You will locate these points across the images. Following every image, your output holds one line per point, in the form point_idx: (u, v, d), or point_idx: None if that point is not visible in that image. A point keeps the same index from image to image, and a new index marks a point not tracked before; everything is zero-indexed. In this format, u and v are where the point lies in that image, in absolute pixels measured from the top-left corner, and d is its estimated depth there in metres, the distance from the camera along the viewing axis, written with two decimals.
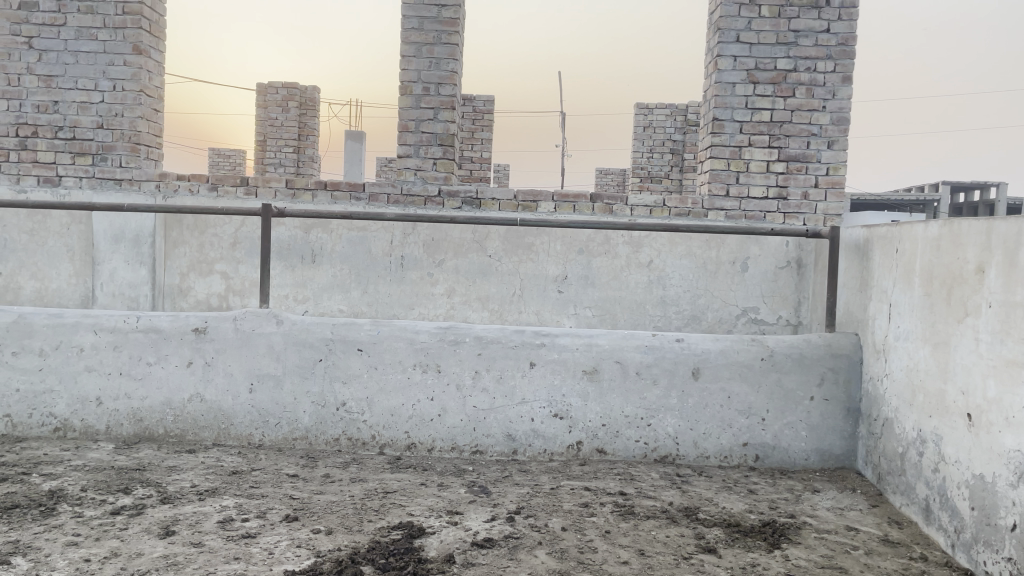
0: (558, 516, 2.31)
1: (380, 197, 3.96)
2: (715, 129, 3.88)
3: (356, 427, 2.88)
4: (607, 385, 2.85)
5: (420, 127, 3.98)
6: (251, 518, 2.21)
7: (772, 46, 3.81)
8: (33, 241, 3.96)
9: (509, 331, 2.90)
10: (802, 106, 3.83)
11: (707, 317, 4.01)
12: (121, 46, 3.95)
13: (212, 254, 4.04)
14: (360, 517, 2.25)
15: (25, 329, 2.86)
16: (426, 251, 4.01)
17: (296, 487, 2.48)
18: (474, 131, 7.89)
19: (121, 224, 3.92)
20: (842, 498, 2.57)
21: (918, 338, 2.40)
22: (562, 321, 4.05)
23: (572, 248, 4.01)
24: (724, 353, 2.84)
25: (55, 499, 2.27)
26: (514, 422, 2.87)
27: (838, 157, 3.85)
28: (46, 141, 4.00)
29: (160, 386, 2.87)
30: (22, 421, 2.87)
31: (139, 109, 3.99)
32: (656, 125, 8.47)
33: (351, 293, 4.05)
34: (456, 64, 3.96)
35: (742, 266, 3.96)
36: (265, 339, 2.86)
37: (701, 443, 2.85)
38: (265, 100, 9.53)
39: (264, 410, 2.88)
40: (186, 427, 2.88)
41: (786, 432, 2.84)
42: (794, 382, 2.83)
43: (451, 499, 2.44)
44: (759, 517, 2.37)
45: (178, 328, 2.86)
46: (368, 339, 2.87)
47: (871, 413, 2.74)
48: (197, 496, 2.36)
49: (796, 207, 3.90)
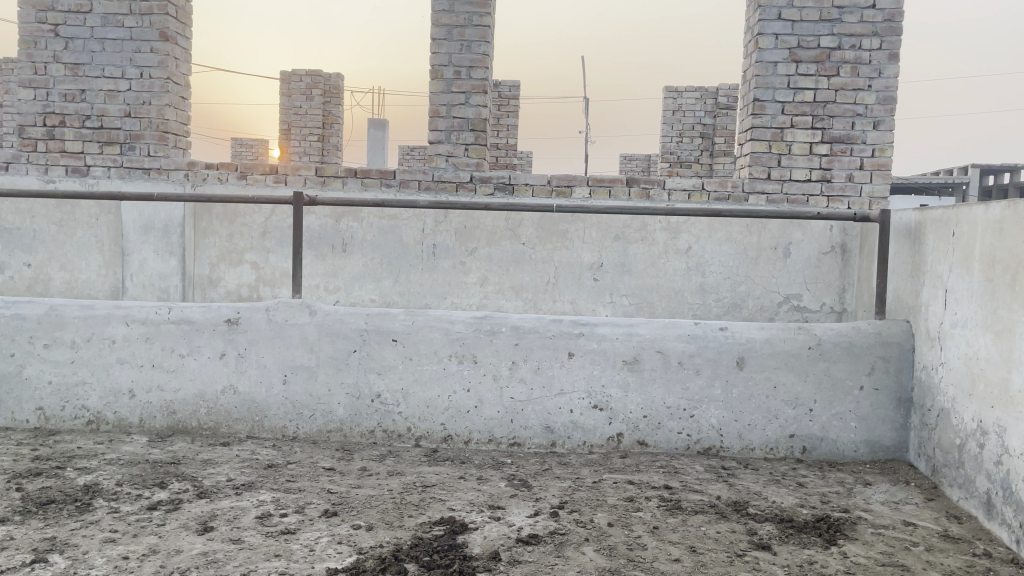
0: (603, 511, 2.24)
1: (411, 183, 3.90)
2: (756, 110, 3.77)
3: (391, 419, 2.82)
4: (648, 376, 2.77)
5: (451, 112, 3.91)
6: (290, 514, 2.15)
7: (815, 23, 3.70)
8: (62, 232, 3.93)
9: (547, 320, 2.82)
10: (847, 85, 3.71)
11: (747, 305, 3.91)
12: (148, 32, 3.90)
13: (242, 244, 4.00)
14: (400, 512, 2.19)
15: (57, 321, 2.82)
16: (458, 239, 3.94)
17: (333, 480, 2.43)
18: (500, 116, 7.82)
19: (150, 214, 3.88)
20: (896, 492, 2.48)
21: (977, 326, 2.30)
22: (597, 309, 3.97)
23: (607, 234, 3.92)
24: (770, 342, 2.74)
25: (90, 493, 2.23)
26: (553, 413, 2.80)
27: (884, 138, 3.72)
28: (74, 130, 3.96)
29: (193, 377, 2.83)
30: (55, 414, 2.85)
31: (167, 96, 3.94)
32: (684, 109, 8.37)
33: (382, 283, 3.99)
34: (488, 46, 3.87)
35: (784, 252, 3.86)
36: (298, 329, 2.81)
37: (746, 434, 2.77)
38: (288, 89, 9.48)
39: (298, 402, 2.83)
40: (220, 420, 2.84)
41: (835, 423, 2.75)
42: (842, 372, 2.73)
43: (492, 493, 2.37)
44: (812, 512, 2.28)
45: (211, 319, 2.81)
46: (403, 329, 2.80)
47: (924, 402, 2.64)
48: (233, 490, 2.31)
49: (840, 190, 3.78)
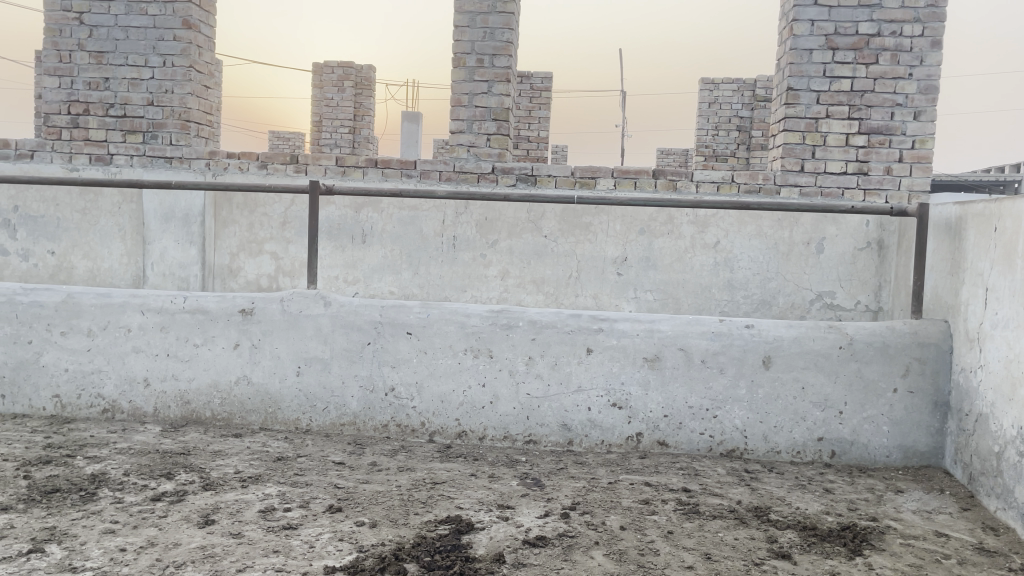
0: (617, 513, 2.15)
1: (432, 174, 3.83)
2: (789, 99, 3.64)
3: (405, 414, 2.77)
4: (670, 374, 2.67)
5: (474, 102, 3.84)
6: (294, 508, 2.11)
7: (854, 9, 3.55)
8: (86, 220, 3.96)
9: (566, 315, 2.74)
10: (886, 74, 3.56)
11: (778, 302, 3.79)
12: (171, 20, 3.90)
13: (262, 234, 3.98)
14: (406, 509, 2.13)
15: (73, 309, 2.82)
16: (478, 231, 3.88)
17: (342, 475, 2.38)
18: (531, 109, 7.74)
19: (171, 203, 3.89)
20: (929, 501, 2.35)
21: (1019, 327, 2.16)
22: (621, 305, 3.87)
23: (632, 227, 3.82)
24: (798, 340, 2.62)
25: (96, 483, 2.21)
26: (571, 411, 2.71)
27: (925, 129, 3.56)
28: (98, 119, 3.98)
29: (207, 367, 2.80)
30: (71, 401, 2.85)
31: (189, 85, 3.94)
32: (721, 101, 8.19)
33: (401, 275, 3.94)
34: (512, 33, 3.80)
35: (817, 247, 3.72)
36: (312, 321, 2.77)
37: (771, 436, 2.65)
38: (321, 80, 9.51)
39: (312, 394, 2.79)
40: (233, 411, 2.81)
41: (866, 427, 2.62)
42: (875, 373, 2.60)
43: (502, 492, 2.30)
44: (837, 520, 2.17)
45: (225, 309, 2.78)
46: (417, 322, 2.74)
47: (961, 407, 2.50)
48: (240, 483, 2.27)
49: (878, 183, 3.62)
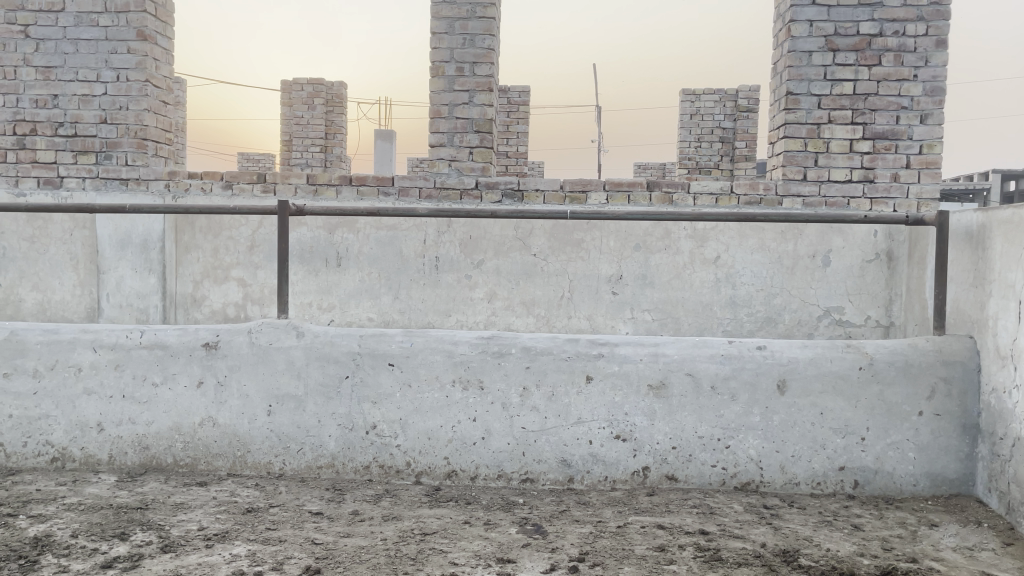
0: (631, 565, 1.91)
1: (411, 191, 3.61)
2: (789, 105, 3.48)
3: (389, 454, 2.52)
4: (677, 403, 2.46)
5: (454, 113, 3.64)
6: (265, 572, 1.84)
7: (853, 9, 3.40)
8: (34, 248, 3.69)
9: (562, 340, 2.51)
10: (890, 75, 3.41)
11: (782, 319, 3.61)
12: (125, 31, 3.67)
13: (228, 259, 3.74)
14: (394, 568, 1.87)
15: (17, 348, 2.54)
16: (463, 251, 3.66)
17: (319, 528, 2.12)
18: (509, 124, 7.60)
19: (127, 228, 3.64)
20: (968, 536, 2.15)
21: None
22: (617, 326, 3.66)
23: (627, 243, 3.63)
24: (815, 362, 2.42)
25: (39, 548, 1.94)
26: (570, 446, 2.48)
27: (932, 133, 3.41)
28: (46, 139, 3.72)
29: (167, 409, 2.53)
30: (15, 451, 2.57)
31: (145, 101, 3.70)
32: (703, 112, 8.08)
33: (381, 299, 3.71)
34: (493, 40, 3.61)
35: (823, 260, 3.56)
36: (284, 354, 2.52)
37: (789, 467, 2.44)
38: (290, 98, 9.27)
39: (285, 435, 2.53)
40: (197, 456, 2.54)
41: (891, 454, 2.42)
42: (898, 395, 2.40)
43: (500, 543, 2.05)
44: (875, 563, 1.95)
45: (187, 343, 2.52)
46: (400, 352, 2.50)
47: (993, 430, 2.31)
48: (204, 542, 2.01)
49: (885, 191, 3.47)
